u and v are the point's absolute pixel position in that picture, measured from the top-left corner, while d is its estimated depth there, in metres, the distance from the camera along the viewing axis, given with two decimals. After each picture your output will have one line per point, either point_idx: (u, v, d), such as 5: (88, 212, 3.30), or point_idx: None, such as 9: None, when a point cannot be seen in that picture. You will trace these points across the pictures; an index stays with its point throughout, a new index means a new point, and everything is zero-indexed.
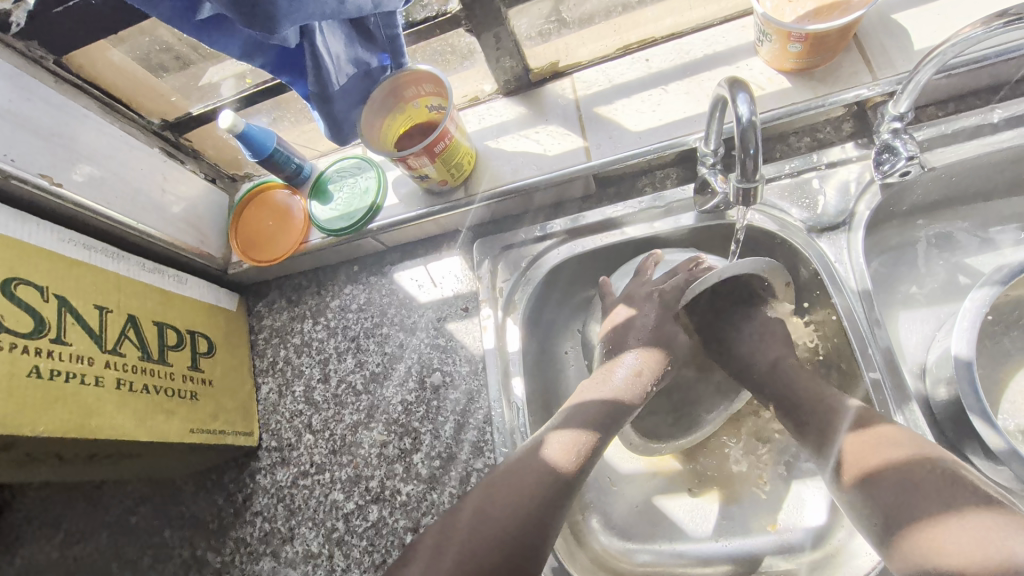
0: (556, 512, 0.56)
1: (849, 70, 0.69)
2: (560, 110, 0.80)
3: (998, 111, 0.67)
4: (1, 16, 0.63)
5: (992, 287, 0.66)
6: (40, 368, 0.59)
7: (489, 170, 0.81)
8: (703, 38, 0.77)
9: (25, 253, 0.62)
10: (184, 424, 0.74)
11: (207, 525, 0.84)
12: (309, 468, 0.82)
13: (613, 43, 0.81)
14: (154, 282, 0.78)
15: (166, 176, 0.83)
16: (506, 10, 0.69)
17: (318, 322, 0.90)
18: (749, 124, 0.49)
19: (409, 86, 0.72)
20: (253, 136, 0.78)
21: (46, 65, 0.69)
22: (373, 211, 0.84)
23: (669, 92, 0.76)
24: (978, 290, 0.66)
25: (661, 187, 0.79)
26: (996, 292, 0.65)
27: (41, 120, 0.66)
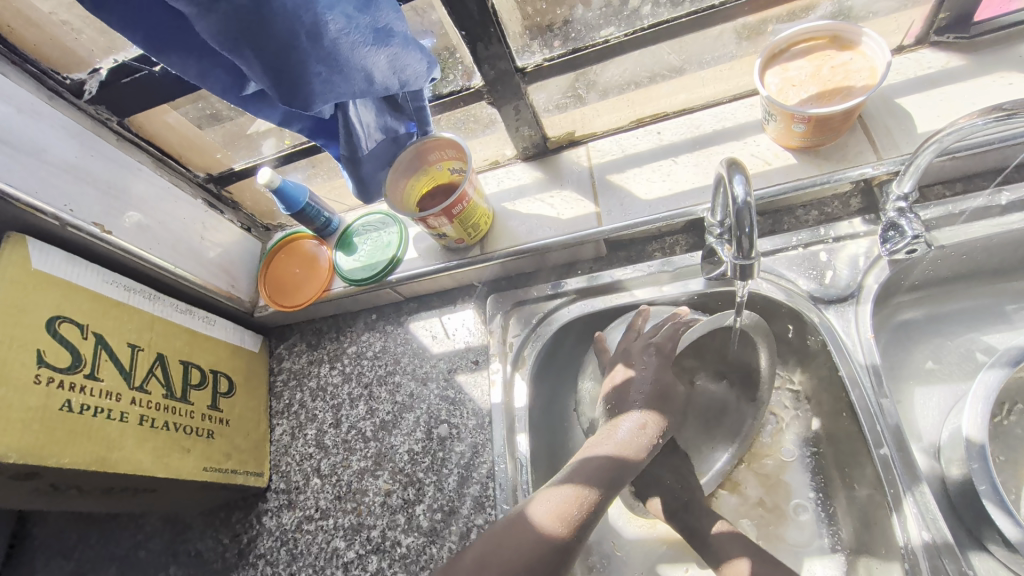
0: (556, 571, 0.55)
1: (854, 149, 0.71)
2: (574, 175, 0.84)
3: (1005, 193, 0.68)
4: (77, 84, 0.71)
5: (1002, 367, 0.65)
6: (72, 402, 0.63)
7: (505, 230, 0.85)
8: (712, 114, 0.81)
9: (71, 293, 0.68)
10: (198, 462, 0.76)
11: (211, 565, 0.85)
12: (314, 513, 0.83)
13: (628, 116, 0.85)
14: (184, 323, 0.83)
15: (206, 224, 0.89)
16: (526, 86, 0.75)
17: (334, 367, 0.93)
18: (744, 206, 0.51)
19: (433, 151, 0.78)
20: (287, 192, 0.84)
21: (110, 125, 0.76)
22: (394, 263, 0.88)
23: (679, 163, 0.79)
24: (988, 371, 0.66)
25: (671, 252, 0.81)
26: (1007, 373, 0.64)
27: (100, 174, 0.73)
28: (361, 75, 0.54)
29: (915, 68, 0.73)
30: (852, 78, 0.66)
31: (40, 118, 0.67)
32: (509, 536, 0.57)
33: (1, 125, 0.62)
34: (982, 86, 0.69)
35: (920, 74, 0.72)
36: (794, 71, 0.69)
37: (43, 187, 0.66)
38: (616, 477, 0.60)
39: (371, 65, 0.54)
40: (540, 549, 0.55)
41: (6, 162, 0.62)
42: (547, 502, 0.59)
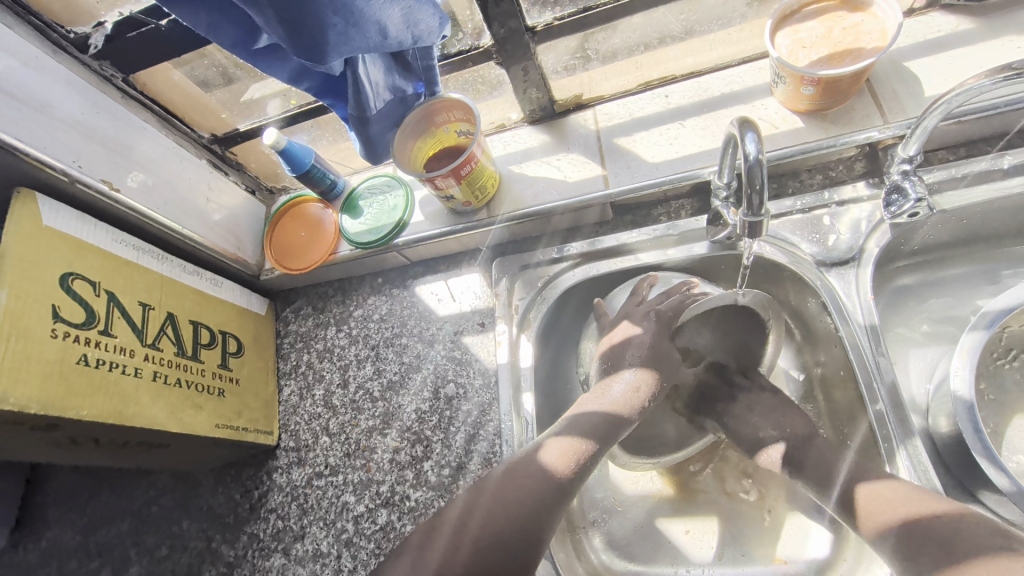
0: (550, 516, 0.58)
1: (861, 113, 0.72)
2: (581, 139, 0.84)
3: (1007, 157, 0.69)
4: (81, 38, 0.70)
5: (979, 332, 0.67)
6: (88, 357, 0.64)
7: (511, 194, 0.85)
8: (721, 77, 0.81)
9: (82, 251, 0.68)
10: (211, 419, 0.78)
11: (224, 519, 0.88)
12: (324, 470, 0.85)
13: (635, 79, 0.85)
14: (192, 283, 0.83)
15: (211, 186, 0.89)
16: (535, 46, 0.74)
17: (341, 330, 0.94)
18: (756, 163, 0.52)
19: (440, 112, 0.78)
20: (293, 153, 0.84)
21: (114, 82, 0.75)
22: (400, 227, 0.89)
23: (686, 126, 0.79)
24: (968, 334, 0.67)
25: (676, 216, 0.82)
26: (986, 335, 0.66)
27: (106, 131, 0.73)
28: (374, 29, 0.53)
29: (924, 32, 0.73)
30: (862, 40, 0.66)
31: (44, 72, 0.66)
32: (505, 481, 0.60)
33: (7, 78, 0.62)
34: (990, 50, 0.70)
35: (929, 38, 0.72)
36: (805, 32, 0.69)
37: (50, 143, 0.65)
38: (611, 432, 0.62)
39: (385, 18, 0.53)
40: (536, 495, 0.58)
41: (15, 116, 0.62)
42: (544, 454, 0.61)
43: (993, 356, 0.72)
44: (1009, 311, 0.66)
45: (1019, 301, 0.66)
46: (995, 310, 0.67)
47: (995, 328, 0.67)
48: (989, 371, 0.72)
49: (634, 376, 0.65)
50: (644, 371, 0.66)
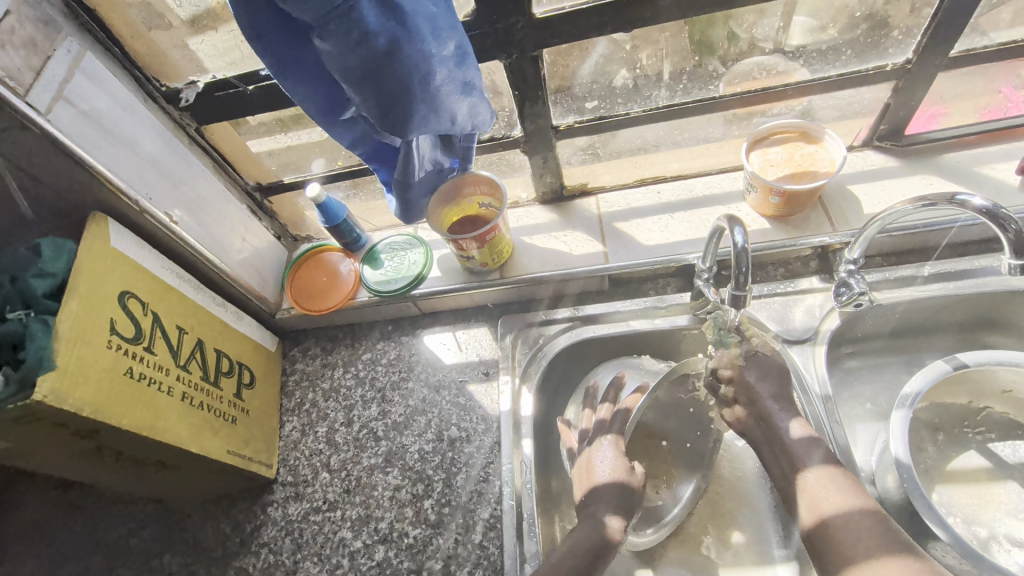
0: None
1: (815, 221, 0.89)
2: (585, 220, 0.98)
3: (927, 268, 0.86)
4: (175, 92, 0.78)
5: (902, 411, 0.79)
6: (133, 370, 0.68)
7: (522, 260, 0.97)
8: (703, 182, 0.97)
9: (138, 273, 0.74)
10: (223, 443, 0.81)
11: (210, 553, 0.88)
12: (321, 505, 0.88)
13: (633, 175, 1.00)
14: (219, 314, 0.89)
15: (246, 228, 0.97)
16: (556, 141, 0.89)
17: (348, 371, 1.00)
18: (742, 250, 0.65)
19: (468, 186, 0.91)
20: (330, 207, 0.95)
21: (188, 130, 0.83)
22: (418, 280, 0.98)
23: (674, 218, 0.94)
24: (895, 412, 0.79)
25: (663, 292, 0.95)
26: (908, 415, 0.78)
27: (172, 169, 0.81)
28: (448, 117, 0.65)
29: (861, 164, 0.92)
30: (818, 164, 0.84)
31: (136, 115, 0.75)
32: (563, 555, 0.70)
33: (106, 115, 0.70)
34: (911, 183, 0.89)
35: (866, 169, 0.92)
36: (771, 154, 0.86)
37: (130, 175, 0.73)
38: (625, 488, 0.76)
39: (457, 110, 0.66)
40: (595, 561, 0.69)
41: (108, 149, 0.70)
42: (593, 529, 0.71)
43: (937, 423, 0.87)
44: (919, 394, 0.80)
45: (925, 385, 0.80)
46: (909, 394, 0.80)
47: (914, 407, 0.79)
48: (917, 435, 0.86)
49: (612, 446, 0.79)
50: (618, 436, 0.79)
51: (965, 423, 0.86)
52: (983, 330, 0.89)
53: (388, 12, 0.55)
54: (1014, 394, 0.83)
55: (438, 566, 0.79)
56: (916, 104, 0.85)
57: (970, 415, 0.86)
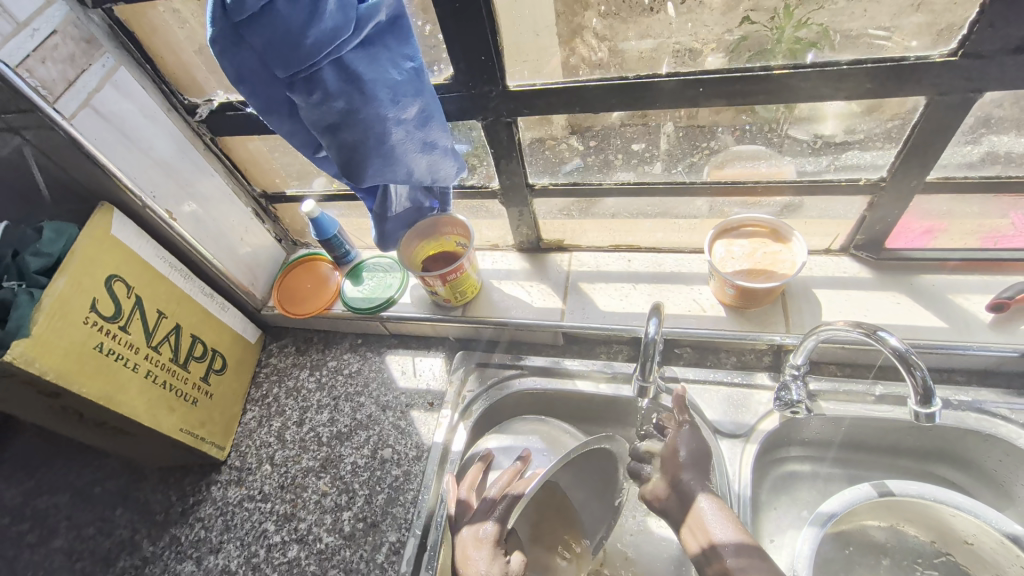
0: None
1: (770, 318, 0.89)
2: (554, 274, 1.01)
3: (879, 387, 0.84)
4: (192, 107, 0.88)
5: (815, 528, 0.77)
6: (103, 345, 0.78)
7: (487, 302, 1.01)
8: (675, 259, 0.99)
9: (131, 260, 0.84)
10: (178, 421, 0.90)
11: (155, 516, 0.98)
12: (257, 494, 0.96)
13: (610, 240, 1.03)
14: (205, 304, 0.98)
15: (248, 229, 1.06)
16: (531, 197, 0.93)
17: (313, 374, 1.08)
18: (652, 339, 0.68)
19: (445, 225, 0.96)
20: (322, 222, 1.03)
21: (204, 139, 0.93)
22: (389, 303, 1.04)
23: (637, 289, 0.97)
24: (807, 528, 0.77)
25: (613, 357, 0.97)
26: (818, 533, 0.76)
27: (183, 171, 0.91)
28: (405, 171, 0.71)
29: (834, 270, 0.92)
30: (778, 264, 0.84)
31: (157, 122, 0.85)
32: None
33: (126, 121, 0.80)
34: (879, 299, 0.87)
35: (837, 275, 0.91)
36: (735, 246, 0.87)
37: (139, 174, 0.83)
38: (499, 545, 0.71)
39: (415, 166, 0.71)
40: None
41: (121, 150, 0.80)
42: None
43: (868, 549, 0.83)
44: (832, 516, 0.78)
45: (840, 508, 0.78)
46: (824, 512, 0.78)
47: (827, 527, 0.77)
48: (848, 549, 0.84)
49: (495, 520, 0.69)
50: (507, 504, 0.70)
51: (920, 560, 0.82)
52: (935, 461, 0.85)
53: (350, 79, 0.62)
54: (973, 546, 0.77)
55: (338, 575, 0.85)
56: (892, 222, 0.84)
57: (904, 544, 0.83)
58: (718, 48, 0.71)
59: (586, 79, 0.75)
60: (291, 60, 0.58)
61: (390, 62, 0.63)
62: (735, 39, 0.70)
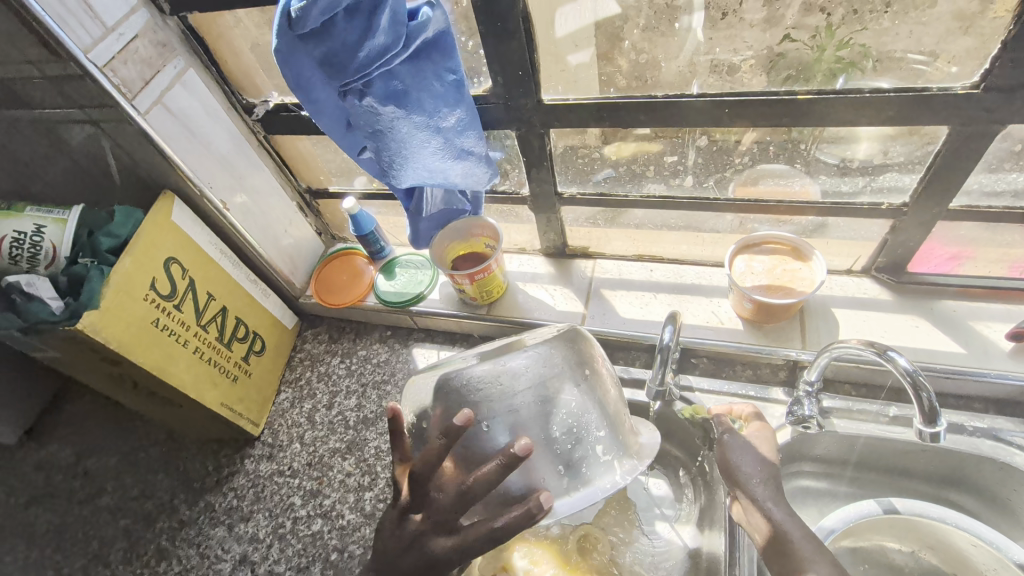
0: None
1: (786, 335, 0.91)
2: (578, 280, 1.05)
3: (893, 408, 0.85)
4: (250, 106, 0.95)
5: None
6: (159, 321, 0.85)
7: (511, 302, 1.06)
8: (696, 271, 1.02)
9: (187, 244, 0.91)
10: (220, 396, 0.97)
11: (192, 483, 1.05)
12: (286, 470, 1.02)
13: (634, 249, 1.06)
14: (249, 289, 1.05)
15: (292, 221, 1.13)
16: (560, 205, 0.97)
17: (343, 361, 1.14)
18: (668, 344, 0.72)
19: (475, 227, 1.01)
20: (361, 219, 1.09)
21: (258, 137, 1.01)
22: (418, 298, 1.10)
23: (657, 298, 0.99)
24: None
25: (631, 363, 1.00)
26: None
27: (238, 165, 0.98)
28: (441, 175, 0.76)
29: (854, 290, 0.93)
30: (796, 282, 0.86)
31: (219, 119, 0.92)
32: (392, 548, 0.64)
33: (191, 118, 0.87)
34: (898, 321, 0.89)
35: (856, 296, 0.93)
36: (754, 263, 0.89)
37: (200, 167, 0.90)
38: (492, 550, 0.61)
39: (451, 171, 0.76)
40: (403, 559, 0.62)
41: (185, 144, 0.87)
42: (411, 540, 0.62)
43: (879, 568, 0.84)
44: (832, 532, 0.79)
45: (840, 525, 0.79)
46: (826, 527, 0.79)
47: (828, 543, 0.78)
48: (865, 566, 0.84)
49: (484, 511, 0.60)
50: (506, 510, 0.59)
51: None
52: (949, 486, 0.85)
53: None
54: None
55: (357, 550, 0.91)
56: (915, 246, 0.85)
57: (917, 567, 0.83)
58: (758, 67, 0.73)
59: (616, 97, 0.79)
60: (344, 72, 0.65)
61: (434, 75, 0.69)
62: (773, 57, 0.72)
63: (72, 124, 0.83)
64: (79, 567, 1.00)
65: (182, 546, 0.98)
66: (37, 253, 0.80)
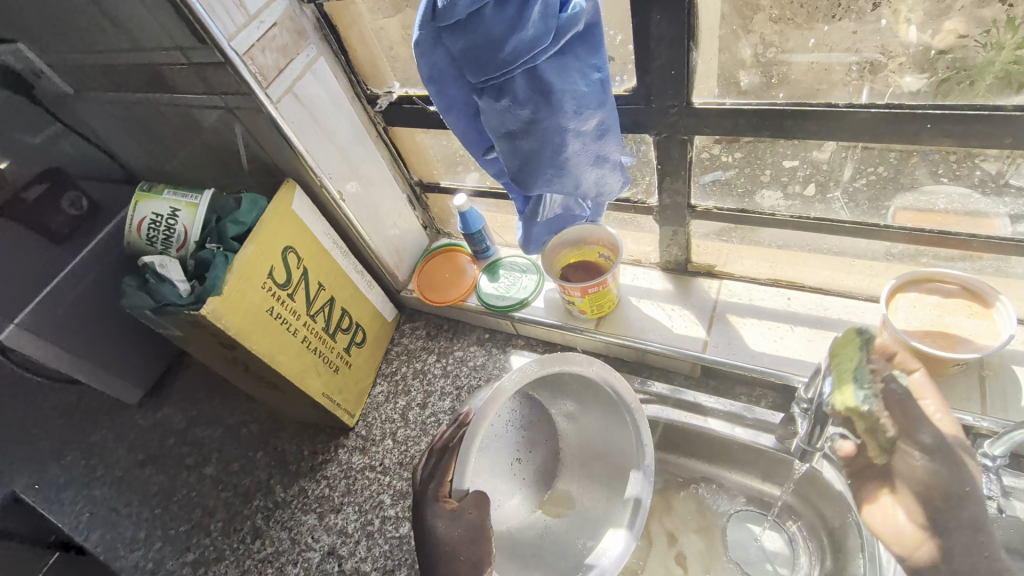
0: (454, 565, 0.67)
1: (961, 394, 0.77)
2: (700, 302, 0.95)
3: None
4: (374, 97, 0.93)
5: None
6: (275, 310, 0.86)
7: (622, 318, 0.98)
8: (843, 303, 0.89)
9: (304, 234, 0.91)
10: (322, 386, 0.97)
11: (289, 465, 1.07)
12: (377, 466, 1.02)
13: (768, 272, 0.94)
14: (356, 281, 1.05)
15: (400, 214, 1.12)
16: (691, 218, 0.87)
17: (438, 361, 1.12)
18: (828, 400, 0.62)
19: (592, 236, 0.94)
20: (470, 217, 1.05)
21: (377, 128, 0.99)
22: (522, 305, 1.05)
23: (795, 332, 0.88)
24: None
25: (756, 401, 0.89)
26: None
27: (357, 156, 0.96)
28: (572, 182, 0.69)
29: None
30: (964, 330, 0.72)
31: (342, 110, 0.91)
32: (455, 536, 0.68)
33: (317, 107, 0.86)
34: None
35: None
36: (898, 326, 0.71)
37: (322, 157, 0.89)
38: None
39: (583, 178, 0.69)
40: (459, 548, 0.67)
41: (310, 134, 0.86)
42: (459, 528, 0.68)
43: None
44: None
45: None
46: None
47: None
48: None
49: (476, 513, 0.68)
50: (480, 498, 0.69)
51: None
52: None
53: (540, 87, 0.60)
54: None
55: None
56: None
57: None
58: (917, 66, 0.62)
59: (783, 102, 0.68)
60: (485, 68, 0.58)
61: (579, 73, 0.61)
62: (958, 64, 0.60)
63: (208, 109, 0.85)
64: (182, 532, 1.05)
65: (275, 527, 1.00)
66: (171, 236, 0.82)
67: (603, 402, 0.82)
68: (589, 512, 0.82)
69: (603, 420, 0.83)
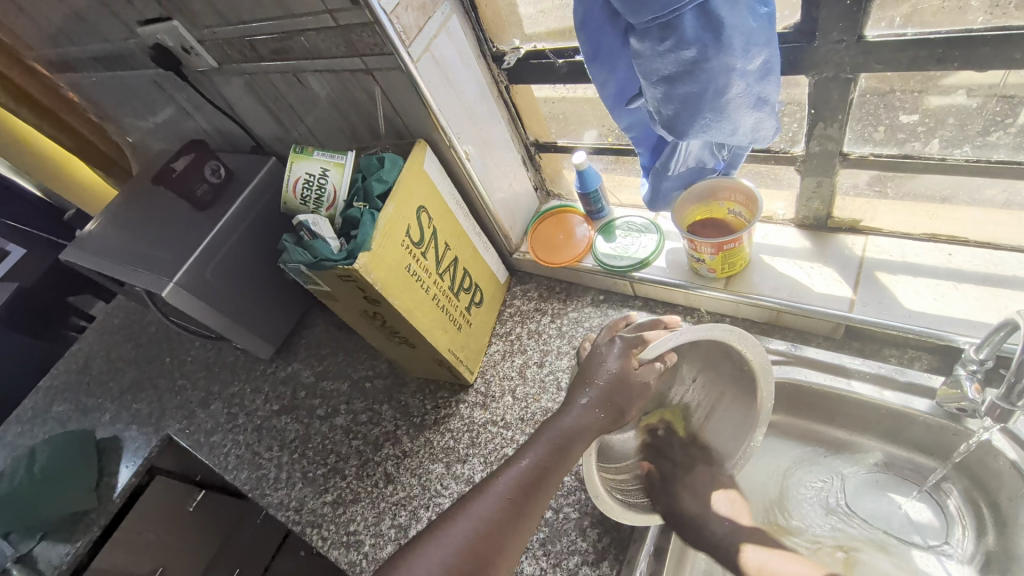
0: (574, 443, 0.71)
1: None
2: (843, 259, 0.89)
3: None
4: (501, 55, 0.93)
5: None
6: (411, 267, 0.89)
7: (753, 277, 0.94)
8: (1018, 259, 0.80)
9: (434, 194, 0.94)
10: (448, 342, 1.01)
11: (414, 418, 1.13)
12: (499, 421, 1.05)
13: (922, 227, 0.86)
14: (476, 243, 1.07)
15: (515, 175, 1.12)
16: (840, 168, 0.82)
17: (553, 322, 1.12)
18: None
19: (724, 191, 0.90)
20: (588, 175, 1.04)
21: (500, 87, 0.99)
22: (642, 265, 1.03)
23: (959, 290, 0.81)
24: None
25: (908, 364, 0.84)
26: None
27: (482, 115, 0.97)
28: (729, 126, 0.66)
29: None
30: None
31: (470, 68, 0.91)
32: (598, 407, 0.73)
33: (450, 66, 0.87)
34: None
35: None
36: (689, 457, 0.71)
37: (453, 117, 0.91)
38: (580, 429, 0.72)
39: (740, 122, 0.66)
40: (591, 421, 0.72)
41: (444, 93, 0.88)
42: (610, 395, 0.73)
43: None
44: None
45: None
46: None
47: None
48: None
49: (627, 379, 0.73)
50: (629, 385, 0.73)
51: None
52: None
53: (708, 24, 0.57)
54: None
55: (572, 513, 0.89)
56: None
57: None
58: None
59: (983, 27, 0.61)
60: (652, 7, 0.56)
61: (749, 8, 0.57)
62: None
63: (348, 72, 0.88)
64: (319, 475, 1.14)
65: (405, 474, 1.06)
66: (322, 195, 0.87)
67: (726, 365, 0.82)
68: (669, 472, 0.85)
69: (725, 382, 0.84)
